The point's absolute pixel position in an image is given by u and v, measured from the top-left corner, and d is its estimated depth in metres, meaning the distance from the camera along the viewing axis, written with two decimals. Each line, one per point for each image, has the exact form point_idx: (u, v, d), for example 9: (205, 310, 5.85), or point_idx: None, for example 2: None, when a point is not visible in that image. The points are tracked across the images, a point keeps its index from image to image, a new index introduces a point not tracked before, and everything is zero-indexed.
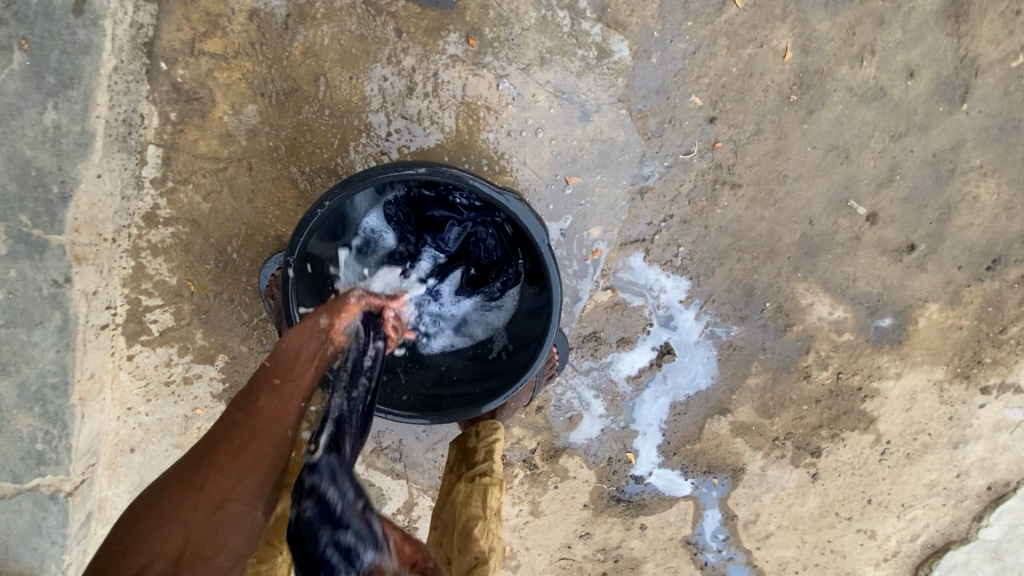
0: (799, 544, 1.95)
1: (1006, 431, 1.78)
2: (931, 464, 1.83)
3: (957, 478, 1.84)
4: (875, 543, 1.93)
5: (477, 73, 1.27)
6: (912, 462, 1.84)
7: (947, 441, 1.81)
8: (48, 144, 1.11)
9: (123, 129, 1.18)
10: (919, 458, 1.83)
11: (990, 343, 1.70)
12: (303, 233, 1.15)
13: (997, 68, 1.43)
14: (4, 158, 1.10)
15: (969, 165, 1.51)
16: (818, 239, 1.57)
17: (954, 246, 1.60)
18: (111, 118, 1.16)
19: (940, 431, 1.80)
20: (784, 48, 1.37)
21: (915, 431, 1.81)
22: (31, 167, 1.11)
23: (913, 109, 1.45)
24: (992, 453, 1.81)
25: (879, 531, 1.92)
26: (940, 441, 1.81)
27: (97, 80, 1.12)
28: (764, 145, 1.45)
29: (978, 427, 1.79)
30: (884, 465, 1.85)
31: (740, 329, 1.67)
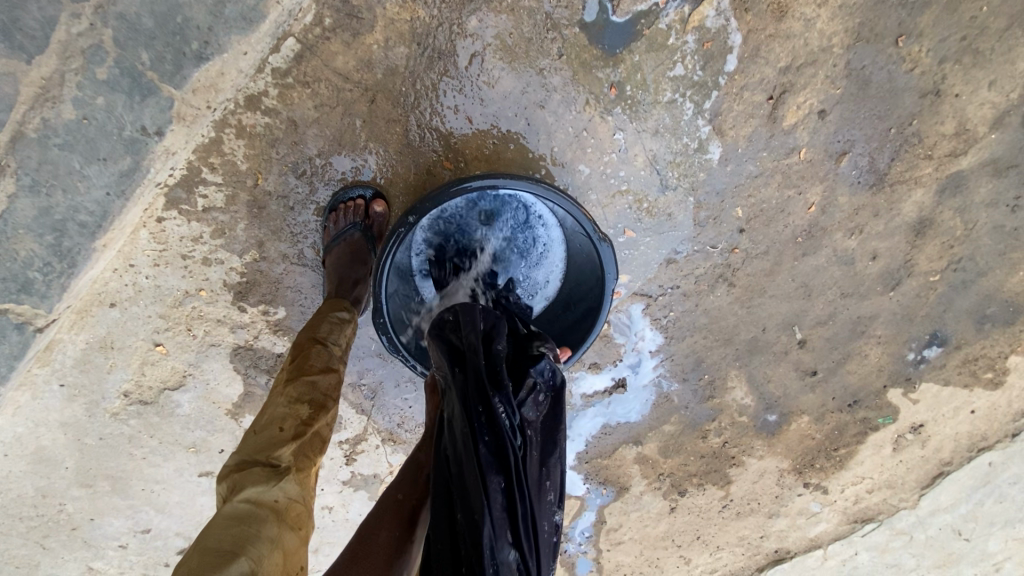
0: (637, 554, 2.38)
1: (805, 516, 2.31)
2: (748, 523, 2.32)
3: (759, 537, 2.36)
4: (686, 567, 2.40)
5: (603, 118, 1.44)
6: (738, 518, 2.31)
7: (766, 510, 2.30)
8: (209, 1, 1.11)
9: (284, 18, 1.19)
10: (743, 516, 2.31)
11: (825, 454, 2.19)
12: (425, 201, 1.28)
13: (922, 277, 1.92)
14: None
15: (873, 332, 1.99)
16: (761, 343, 1.96)
17: (839, 382, 2.07)
18: (286, 8, 1.18)
19: (765, 503, 2.28)
20: (812, 202, 1.73)
21: (751, 497, 2.27)
22: (178, 13, 1.10)
23: (862, 280, 1.90)
24: (789, 527, 2.34)
25: (694, 560, 2.39)
26: (762, 509, 2.30)
27: None
28: (762, 262, 1.79)
29: (789, 508, 2.30)
30: (721, 515, 2.31)
31: (678, 387, 2.02)
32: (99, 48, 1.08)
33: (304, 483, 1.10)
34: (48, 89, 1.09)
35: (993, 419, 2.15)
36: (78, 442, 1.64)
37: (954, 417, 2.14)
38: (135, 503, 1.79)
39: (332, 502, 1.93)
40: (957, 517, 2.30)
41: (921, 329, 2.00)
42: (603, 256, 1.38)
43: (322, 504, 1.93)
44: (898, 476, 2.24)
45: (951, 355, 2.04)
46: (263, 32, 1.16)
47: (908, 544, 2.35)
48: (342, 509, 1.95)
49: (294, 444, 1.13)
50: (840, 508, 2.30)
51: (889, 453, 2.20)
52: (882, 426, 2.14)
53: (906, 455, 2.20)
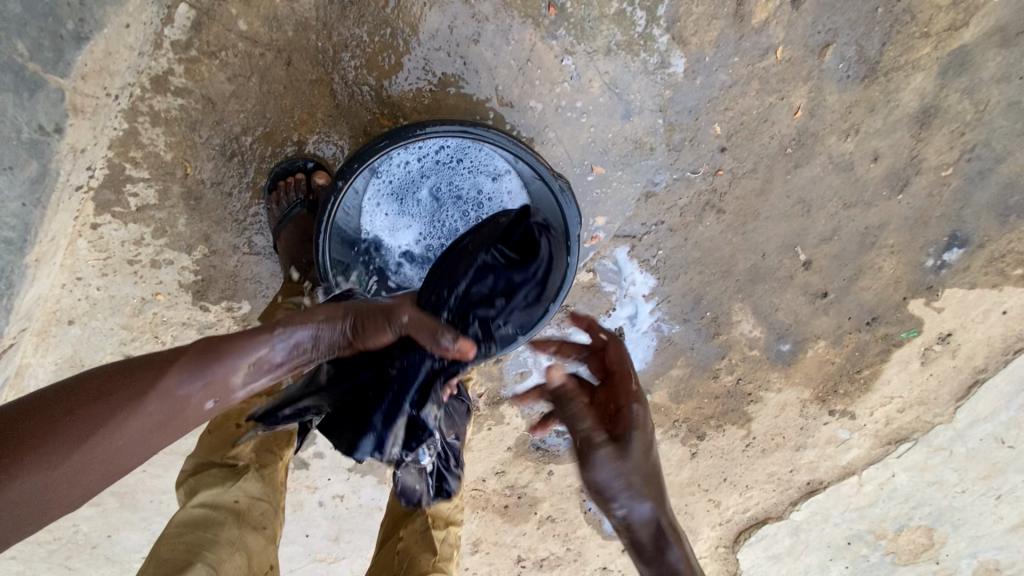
0: (664, 503, 2.27)
1: (834, 444, 2.20)
2: (775, 459, 2.22)
3: (789, 472, 2.24)
4: (717, 510, 2.30)
5: (546, 43, 1.36)
6: (764, 455, 2.21)
7: (793, 444, 2.19)
8: None
9: None
10: (770, 453, 2.20)
11: (847, 377, 2.07)
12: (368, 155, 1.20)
13: (932, 173, 1.74)
14: None
15: (885, 242, 1.84)
16: (763, 270, 1.82)
17: (853, 301, 1.93)
18: None
19: (791, 437, 2.18)
20: (797, 106, 1.57)
21: (775, 433, 2.16)
22: None
23: (866, 186, 1.73)
24: (819, 458, 2.22)
25: (723, 502, 2.29)
26: (788, 443, 2.19)
27: None
28: (752, 181, 1.65)
29: (817, 438, 2.18)
30: (745, 454, 2.20)
31: (680, 329, 1.91)
32: None
33: (267, 478, 1.12)
34: None
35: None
36: None
37: (985, 321, 1.98)
38: (147, 516, 1.78)
39: (342, 491, 1.90)
40: (998, 426, 2.17)
41: (939, 231, 1.83)
42: (569, 216, 1.30)
43: (332, 494, 1.90)
44: (930, 391, 2.11)
45: (974, 256, 1.88)
46: None
47: (946, 459, 2.23)
48: (354, 496, 1.91)
49: (253, 439, 1.14)
50: (872, 432, 2.19)
51: (917, 369, 2.06)
52: (907, 341, 2.00)
53: (936, 368, 2.06)
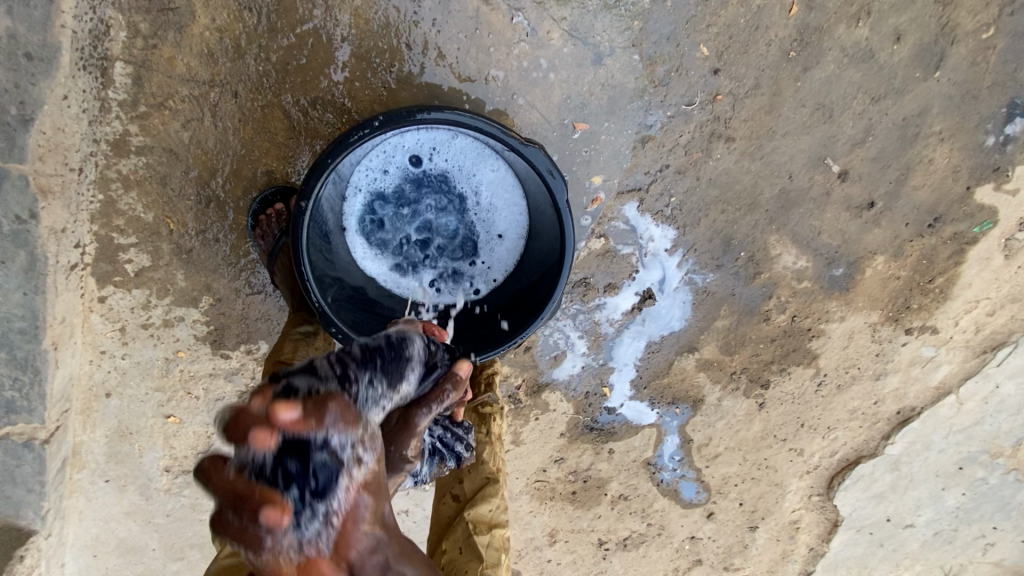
0: (741, 461, 2.13)
1: (920, 365, 1.98)
2: (855, 393, 2.02)
3: (874, 405, 2.04)
4: (802, 458, 2.13)
5: (491, 5, 1.26)
6: (841, 391, 2.02)
7: (871, 374, 1.99)
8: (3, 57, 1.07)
9: (89, 41, 1.13)
10: (847, 388, 2.01)
11: (919, 291, 1.86)
12: (333, 161, 1.13)
13: (971, 38, 1.53)
14: None
15: (929, 129, 1.63)
16: (793, 193, 1.65)
17: (906, 205, 1.73)
18: (78, 29, 1.11)
19: (867, 366, 1.97)
20: (790, 2, 1.39)
21: (848, 366, 1.97)
22: None
23: (893, 72, 1.52)
24: (905, 383, 2.01)
25: (807, 449, 2.12)
26: (865, 374, 1.99)
27: None
28: (760, 98, 1.48)
29: (898, 362, 1.97)
30: (819, 394, 2.02)
31: (715, 276, 1.76)
32: None
33: None
34: None
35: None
36: (148, 527, 1.65)
37: None
38: None
39: (405, 506, 1.87)
40: None
41: (994, 103, 1.62)
42: (555, 189, 1.20)
43: (396, 511, 1.88)
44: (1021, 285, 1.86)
45: None
46: (66, 67, 1.11)
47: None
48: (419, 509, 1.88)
49: None
50: (961, 344, 1.95)
51: (1002, 264, 1.82)
52: (983, 235, 1.78)
53: None
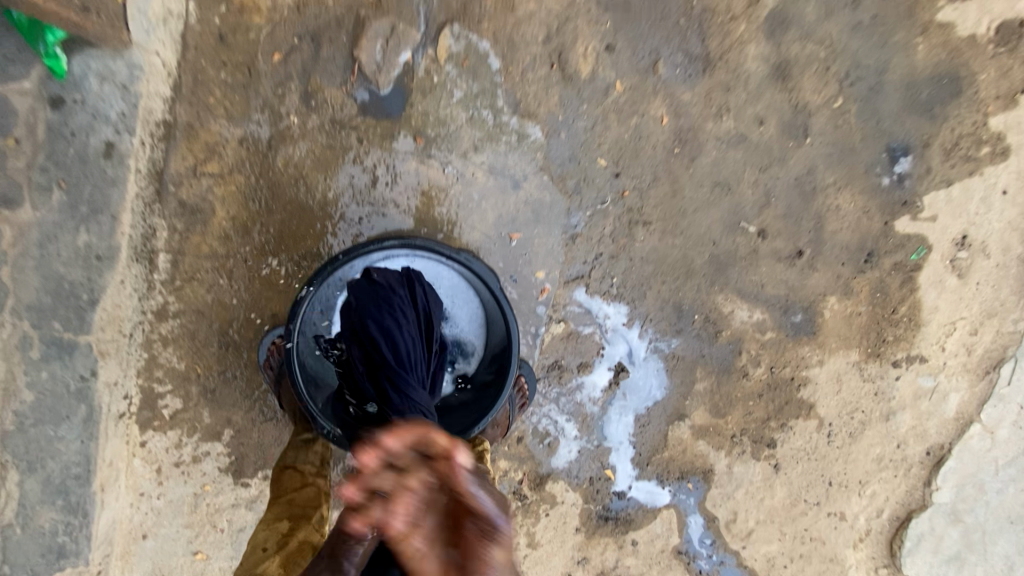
0: (780, 536, 2.06)
1: (925, 398, 2.08)
2: (873, 439, 2.08)
3: (899, 449, 2.09)
4: (847, 524, 2.08)
5: (426, 163, 1.67)
6: (856, 439, 2.08)
7: (880, 415, 2.07)
8: (79, 262, 1.46)
9: (141, 242, 1.54)
10: (861, 435, 2.08)
11: (888, 323, 2.03)
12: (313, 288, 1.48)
13: (824, 110, 1.86)
14: (44, 277, 1.44)
15: (823, 183, 1.90)
16: (722, 256, 1.88)
17: (832, 248, 1.95)
18: (133, 235, 1.52)
19: (870, 406, 2.08)
20: (660, 115, 1.77)
21: (852, 410, 2.07)
22: (64, 281, 1.45)
23: (768, 147, 1.84)
24: (920, 420, 2.08)
25: (848, 511, 2.08)
26: (874, 415, 2.07)
27: (122, 206, 1.49)
28: (660, 187, 1.80)
29: (902, 397, 2.08)
30: (833, 446, 2.06)
31: (679, 341, 1.93)
32: (26, 337, 1.43)
33: None
34: (8, 385, 1.43)
35: (1006, 189, 1.98)
36: None
37: (990, 209, 1.99)
38: None
39: None
40: None
41: (874, 151, 1.92)
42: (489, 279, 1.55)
43: None
44: (991, 298, 2.04)
45: (925, 157, 1.95)
46: (125, 259, 1.50)
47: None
48: None
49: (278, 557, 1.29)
50: (959, 369, 2.07)
51: (958, 283, 2.03)
52: (923, 260, 2.01)
53: (977, 274, 2.03)
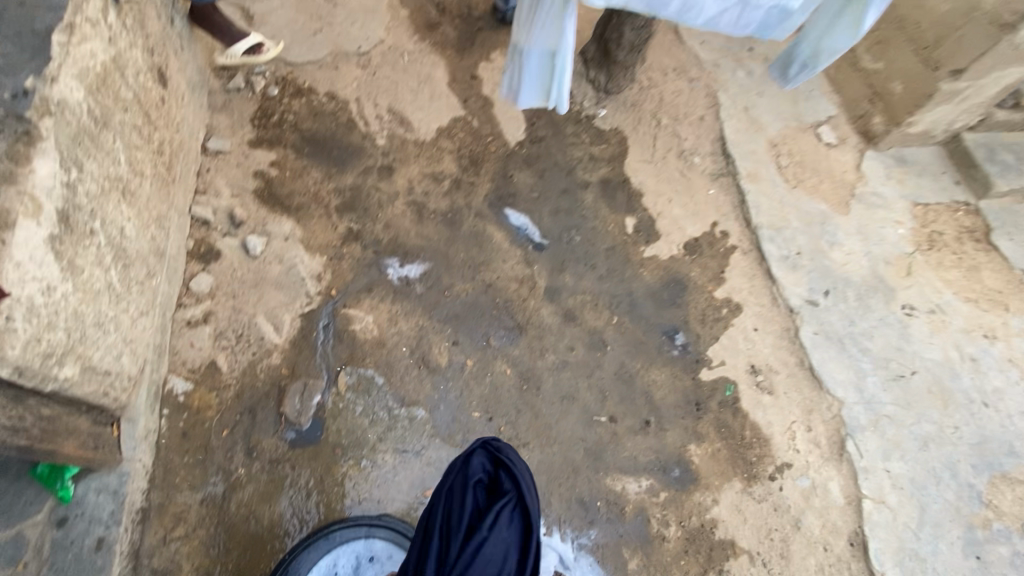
0: None
1: (813, 495, 2.50)
2: (801, 551, 2.40)
3: (828, 551, 2.42)
4: None
5: (348, 465, 2.25)
6: (788, 559, 2.38)
7: (791, 527, 2.43)
8: None
9: None
10: (789, 552, 2.39)
11: (745, 446, 2.56)
12: None
13: (609, 327, 2.76)
14: None
15: (635, 370, 2.67)
16: (593, 447, 2.44)
17: (668, 409, 2.60)
18: None
19: (778, 523, 2.43)
20: (504, 369, 2.55)
21: (767, 532, 2.40)
22: None
23: (586, 362, 2.64)
24: (824, 517, 2.47)
25: None
26: (787, 529, 2.42)
27: None
28: (525, 416, 2.47)
29: (797, 503, 2.48)
30: (773, 573, 2.34)
31: (596, 530, 2.29)
32: None
33: None
34: None
35: (755, 327, 2.89)
36: None
37: (754, 343, 2.84)
38: None
39: None
40: (879, 379, 2.84)
41: (657, 337, 2.78)
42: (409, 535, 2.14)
43: None
44: (810, 398, 2.74)
45: (691, 328, 2.83)
46: None
47: (899, 429, 2.73)
48: None
49: None
50: (823, 460, 2.59)
51: (773, 398, 2.70)
52: (736, 392, 2.69)
53: (778, 386, 2.74)
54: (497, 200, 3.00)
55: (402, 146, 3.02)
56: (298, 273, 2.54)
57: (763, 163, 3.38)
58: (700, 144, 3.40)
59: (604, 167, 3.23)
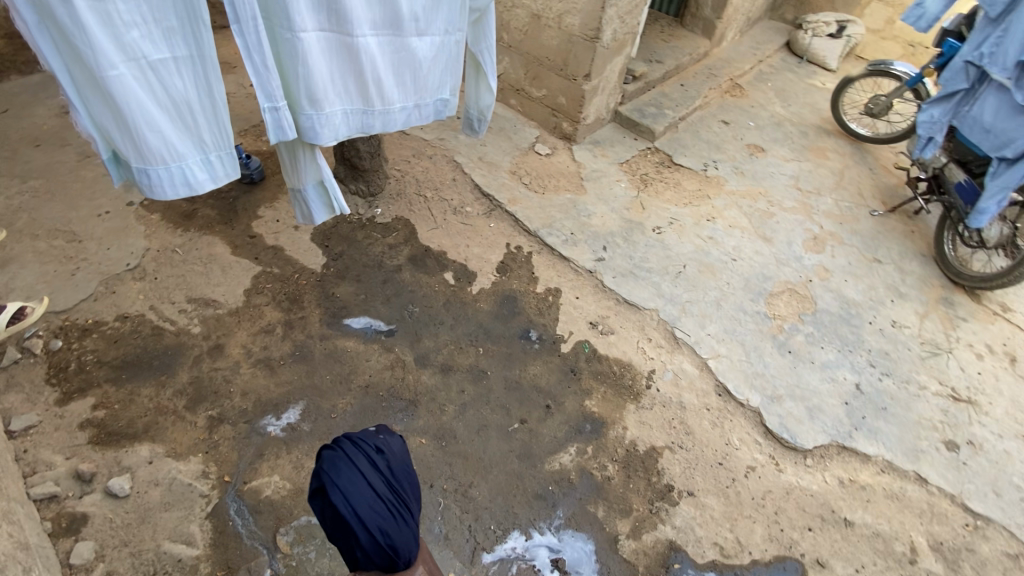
0: (751, 518, 2.72)
1: (678, 380, 3.23)
2: (696, 421, 3.06)
3: (710, 409, 3.12)
4: (755, 468, 2.92)
5: None
6: (692, 431, 3.01)
7: (680, 410, 3.09)
8: None
9: None
10: (690, 427, 3.03)
11: (619, 378, 3.20)
12: None
13: (480, 358, 3.21)
14: None
15: (517, 376, 3.15)
16: (521, 450, 2.83)
17: (556, 388, 3.12)
18: None
19: (671, 413, 3.07)
20: (419, 441, 2.80)
21: (670, 423, 3.03)
22: None
23: (478, 395, 3.03)
24: (694, 390, 3.20)
25: (749, 461, 2.94)
26: (679, 413, 3.08)
27: None
28: (458, 464, 2.74)
29: (673, 392, 3.17)
30: (690, 447, 2.94)
31: (561, 507, 2.66)
32: None
33: None
34: None
35: (577, 297, 3.63)
36: None
37: (582, 307, 3.57)
38: None
39: None
40: (669, 283, 3.78)
41: (518, 343, 3.32)
42: None
43: None
44: (639, 320, 3.53)
45: (536, 323, 3.44)
46: None
47: (699, 305, 3.67)
48: None
49: None
50: (670, 354, 3.36)
51: (616, 335, 3.42)
52: (592, 346, 3.34)
53: (614, 325, 3.48)
54: (333, 319, 3.28)
55: (220, 323, 3.13)
56: (182, 482, 2.47)
57: (513, 187, 4.28)
58: (463, 196, 4.16)
59: (404, 248, 3.76)
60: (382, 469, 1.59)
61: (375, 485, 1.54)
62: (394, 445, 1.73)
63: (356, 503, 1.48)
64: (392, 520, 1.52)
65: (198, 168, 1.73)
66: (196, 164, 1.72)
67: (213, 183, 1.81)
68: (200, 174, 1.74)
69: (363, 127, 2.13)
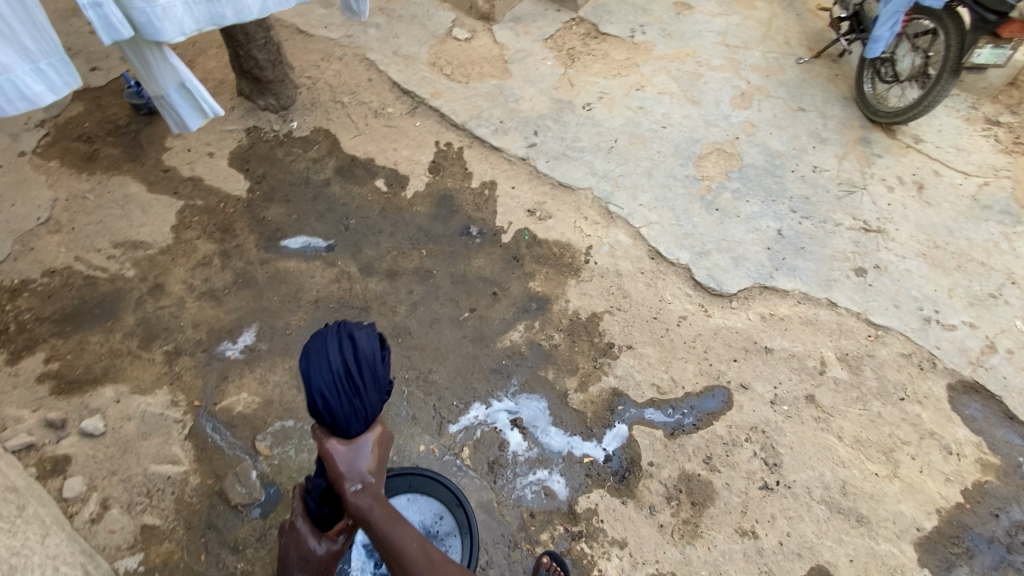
0: (683, 359, 3.06)
1: (614, 251, 3.42)
2: (632, 284, 3.29)
3: (644, 272, 3.35)
4: (686, 317, 3.22)
5: None
6: (629, 294, 3.25)
7: (617, 277, 3.31)
8: None
9: None
10: (627, 291, 3.27)
11: (559, 257, 3.36)
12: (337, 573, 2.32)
13: (423, 258, 3.30)
14: None
15: (461, 269, 3.27)
16: (473, 335, 3.03)
17: (500, 274, 3.27)
18: None
19: (609, 281, 3.29)
20: None
21: (608, 290, 3.25)
22: None
23: (426, 292, 3.16)
24: (629, 257, 3.40)
25: (681, 312, 3.24)
26: (616, 280, 3.30)
27: None
28: (416, 355, 2.94)
29: (610, 262, 3.36)
30: (628, 308, 3.20)
31: (514, 376, 2.93)
32: None
33: None
34: None
35: (511, 185, 3.66)
36: None
37: (518, 195, 3.62)
38: None
39: None
40: (600, 159, 3.83)
41: (459, 239, 3.40)
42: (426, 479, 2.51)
43: None
44: (573, 200, 3.62)
45: (475, 216, 3.50)
46: None
47: (631, 177, 3.76)
48: None
49: None
50: (605, 228, 3.51)
51: (553, 217, 3.53)
52: (531, 231, 3.45)
53: (550, 208, 3.57)
54: (270, 242, 3.26)
55: (154, 263, 3.08)
56: (154, 413, 2.60)
57: (435, 80, 4.08)
58: (383, 97, 3.96)
59: (330, 160, 3.64)
60: (343, 350, 1.56)
61: (332, 361, 1.53)
62: (372, 336, 1.63)
63: (311, 370, 1.54)
64: (335, 398, 1.52)
65: (30, 79, 1.83)
66: (27, 75, 1.82)
67: (53, 92, 1.92)
68: (35, 86, 1.85)
69: (212, 19, 2.18)
